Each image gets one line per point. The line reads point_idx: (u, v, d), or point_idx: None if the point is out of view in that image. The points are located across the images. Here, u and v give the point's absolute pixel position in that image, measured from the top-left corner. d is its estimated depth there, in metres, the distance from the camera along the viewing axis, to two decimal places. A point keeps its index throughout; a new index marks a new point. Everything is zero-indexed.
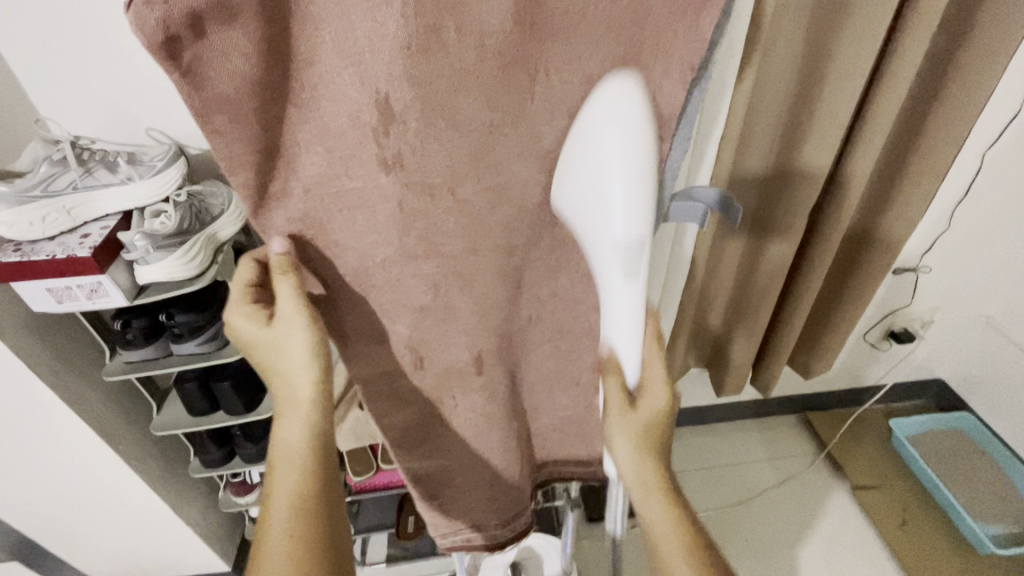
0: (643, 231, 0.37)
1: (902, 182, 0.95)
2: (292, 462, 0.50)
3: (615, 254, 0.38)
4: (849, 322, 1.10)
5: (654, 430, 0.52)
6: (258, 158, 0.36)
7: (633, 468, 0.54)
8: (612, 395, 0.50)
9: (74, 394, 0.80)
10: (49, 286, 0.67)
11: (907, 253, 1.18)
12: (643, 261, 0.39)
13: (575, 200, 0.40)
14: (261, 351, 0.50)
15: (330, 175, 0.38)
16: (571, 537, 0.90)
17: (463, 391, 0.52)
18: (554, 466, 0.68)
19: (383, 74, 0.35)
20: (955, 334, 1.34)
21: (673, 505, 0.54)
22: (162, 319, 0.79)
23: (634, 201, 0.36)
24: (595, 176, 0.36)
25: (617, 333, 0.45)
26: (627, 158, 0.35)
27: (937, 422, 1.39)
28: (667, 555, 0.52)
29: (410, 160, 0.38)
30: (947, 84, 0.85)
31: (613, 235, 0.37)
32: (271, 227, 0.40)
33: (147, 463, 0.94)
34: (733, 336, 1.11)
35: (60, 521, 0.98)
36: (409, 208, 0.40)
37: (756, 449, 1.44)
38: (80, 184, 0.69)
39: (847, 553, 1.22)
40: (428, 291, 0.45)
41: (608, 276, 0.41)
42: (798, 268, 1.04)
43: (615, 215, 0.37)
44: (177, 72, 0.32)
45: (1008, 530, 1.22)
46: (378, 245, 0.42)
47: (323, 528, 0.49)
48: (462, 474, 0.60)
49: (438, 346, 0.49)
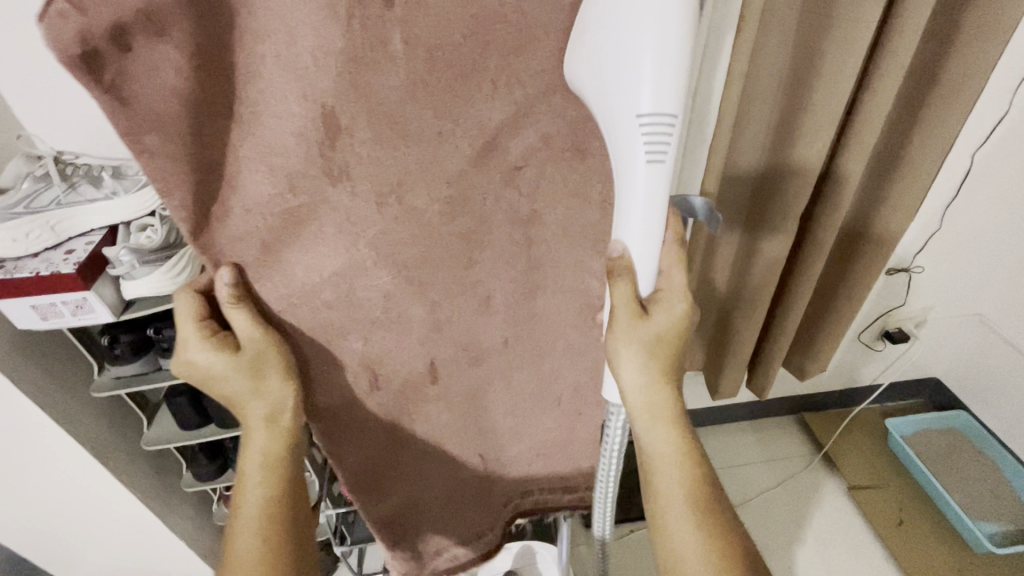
0: (675, 106, 0.36)
1: (891, 184, 0.96)
2: (256, 480, 0.51)
3: (641, 125, 0.37)
4: (842, 324, 1.10)
5: (664, 340, 0.51)
6: (192, 178, 0.36)
7: (640, 391, 0.53)
8: (620, 301, 0.47)
9: (63, 409, 0.80)
10: (33, 303, 0.66)
11: (900, 254, 1.18)
12: (671, 141, 0.38)
13: (592, 75, 0.36)
14: (222, 379, 0.48)
15: (275, 194, 0.38)
16: (566, 545, 0.89)
17: (419, 405, 0.55)
18: (537, 493, 0.70)
19: (328, 88, 0.36)
20: (949, 333, 1.34)
21: (678, 426, 0.55)
22: (150, 334, 0.79)
23: (669, 67, 0.35)
24: (622, 46, 0.34)
25: (628, 229, 0.43)
26: (665, 5, 0.33)
27: (932, 420, 1.39)
28: (662, 473, 0.55)
29: (356, 169, 0.39)
30: (934, 86, 0.86)
31: (641, 109, 0.36)
32: (210, 247, 0.39)
33: (137, 478, 0.93)
34: (725, 340, 1.11)
35: (49, 540, 0.96)
36: (357, 218, 0.41)
37: (754, 451, 1.43)
38: (64, 201, 0.68)
39: (844, 555, 1.22)
40: (381, 303, 0.46)
41: (630, 160, 0.39)
42: (791, 269, 1.04)
43: (645, 85, 0.35)
44: (99, 88, 0.31)
45: (1005, 529, 1.22)
46: (325, 258, 0.42)
47: (288, 539, 0.51)
48: (419, 477, 0.62)
49: (393, 359, 0.50)
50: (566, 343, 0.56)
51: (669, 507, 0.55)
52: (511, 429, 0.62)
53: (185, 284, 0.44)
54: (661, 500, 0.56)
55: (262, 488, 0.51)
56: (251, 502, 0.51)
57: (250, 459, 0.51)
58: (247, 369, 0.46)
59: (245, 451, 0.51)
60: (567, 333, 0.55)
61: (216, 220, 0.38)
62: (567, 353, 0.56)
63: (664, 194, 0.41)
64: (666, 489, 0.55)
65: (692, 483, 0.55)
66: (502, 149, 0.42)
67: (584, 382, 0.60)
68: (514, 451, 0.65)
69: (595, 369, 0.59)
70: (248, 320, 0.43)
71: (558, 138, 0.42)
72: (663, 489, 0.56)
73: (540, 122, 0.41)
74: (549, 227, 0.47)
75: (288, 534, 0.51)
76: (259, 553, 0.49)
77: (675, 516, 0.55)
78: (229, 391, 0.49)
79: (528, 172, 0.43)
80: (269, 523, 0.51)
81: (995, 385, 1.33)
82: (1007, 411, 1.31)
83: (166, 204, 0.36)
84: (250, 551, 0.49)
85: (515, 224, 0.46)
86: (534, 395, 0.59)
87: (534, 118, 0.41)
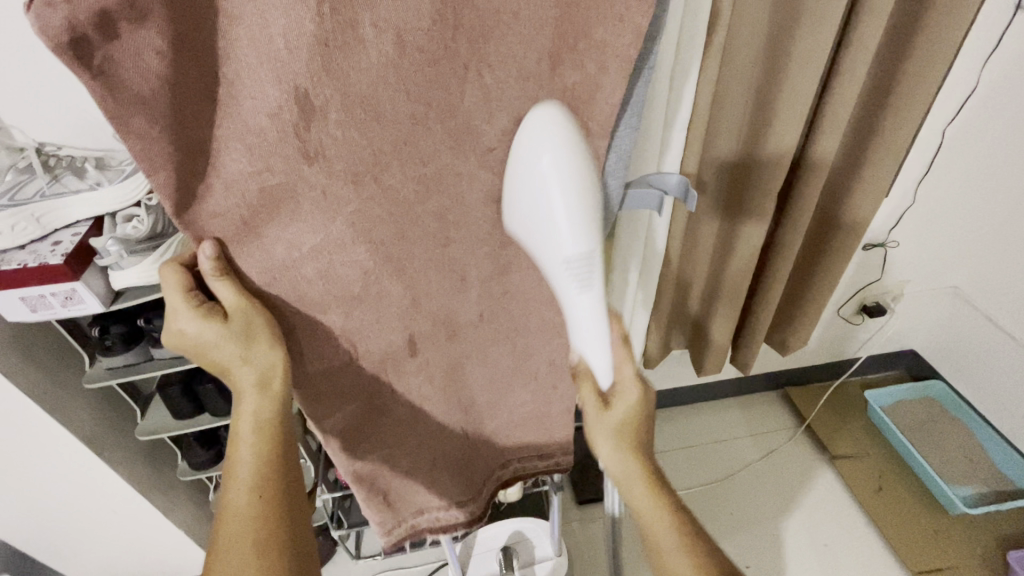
0: (592, 245, 0.43)
1: (865, 162, 0.97)
2: (248, 445, 0.52)
3: (567, 264, 0.43)
4: (818, 298, 1.13)
5: (628, 426, 0.56)
6: (177, 157, 0.36)
7: (615, 462, 0.59)
8: (587, 400, 0.55)
9: (54, 401, 0.80)
10: (22, 294, 0.67)
11: (876, 229, 1.21)
12: (594, 273, 0.44)
13: (529, 227, 0.44)
14: (215, 352, 0.49)
15: (252, 172, 0.39)
16: (557, 517, 0.93)
17: (401, 376, 0.57)
18: (517, 462, 0.72)
19: (301, 71, 0.37)
20: (925, 305, 1.38)
21: (657, 490, 0.59)
22: (140, 325, 0.79)
23: (577, 219, 0.41)
24: (542, 208, 0.41)
25: (584, 344, 0.49)
26: (562, 172, 0.40)
27: (909, 391, 1.44)
28: (654, 528, 0.59)
29: (332, 150, 0.40)
30: (905, 64, 0.88)
31: (566, 252, 0.42)
32: (192, 225, 0.40)
33: (132, 468, 0.94)
34: (710, 316, 1.13)
35: (51, 532, 0.98)
36: (335, 196, 0.42)
37: (738, 426, 1.47)
38: (48, 192, 0.69)
39: (827, 523, 1.26)
40: (360, 278, 0.47)
41: (566, 292, 0.45)
42: (772, 247, 1.06)
43: (563, 235, 0.41)
44: (87, 73, 0.31)
45: (978, 490, 1.27)
46: (304, 233, 0.43)
47: (281, 501, 0.53)
48: (408, 454, 0.64)
49: (372, 333, 0.52)
50: (539, 316, 0.58)
51: (665, 555, 0.58)
52: (494, 405, 0.65)
53: (171, 258, 0.47)
54: (662, 556, 0.58)
55: (254, 452, 0.52)
56: (243, 463, 0.52)
57: (241, 423, 0.52)
58: (233, 340, 0.47)
59: (236, 416, 0.52)
60: (545, 308, 0.57)
61: (196, 204, 0.39)
62: (541, 331, 0.59)
63: (602, 312, 0.46)
64: (657, 538, 0.59)
65: (680, 531, 0.58)
66: (475, 132, 0.44)
67: (561, 357, 0.62)
68: (498, 425, 0.67)
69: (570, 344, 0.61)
70: (231, 291, 0.44)
71: None
72: (660, 546, 0.59)
73: (511, 106, 0.43)
74: None
75: (282, 494, 0.53)
76: (254, 509, 0.51)
77: (675, 565, 0.58)
78: (220, 360, 0.50)
79: (501, 153, 0.45)
80: (261, 485, 0.52)
81: (971, 356, 1.36)
82: (980, 378, 1.36)
83: (150, 182, 0.37)
84: (246, 505, 0.52)
85: (489, 203, 0.48)
86: (516, 371, 0.62)
87: (505, 101, 0.42)
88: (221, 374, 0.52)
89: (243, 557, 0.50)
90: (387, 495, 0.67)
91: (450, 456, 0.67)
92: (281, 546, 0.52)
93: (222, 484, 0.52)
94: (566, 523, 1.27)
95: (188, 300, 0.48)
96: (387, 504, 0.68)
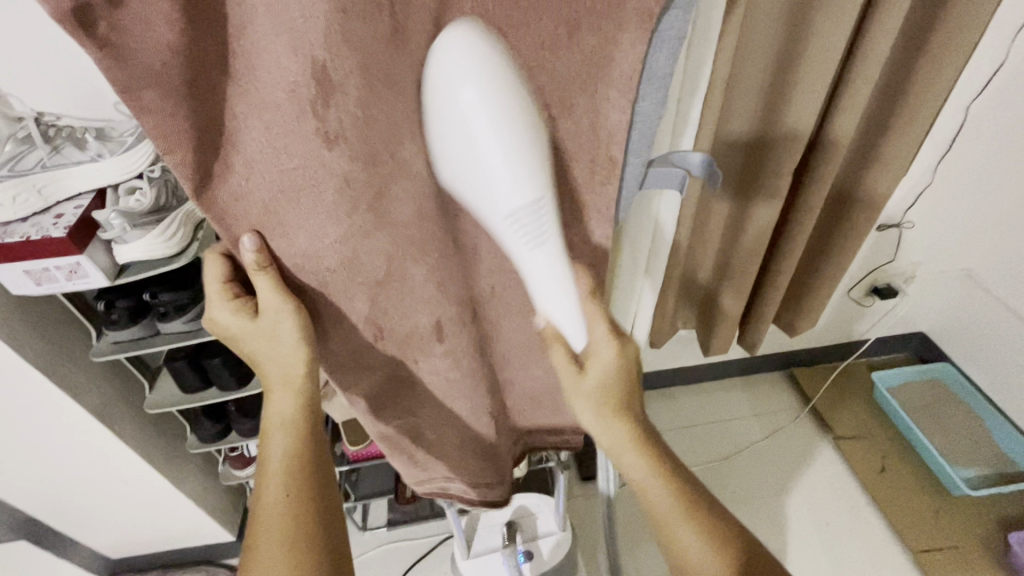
0: (537, 194, 0.40)
1: (886, 139, 0.94)
2: (280, 437, 0.52)
3: (511, 219, 0.41)
4: (830, 280, 1.11)
5: (608, 389, 0.55)
6: (195, 135, 0.36)
7: (598, 430, 0.57)
8: (562, 367, 0.54)
9: (63, 374, 0.80)
10: (27, 268, 0.66)
11: (892, 209, 1.18)
12: (543, 228, 0.42)
13: (463, 182, 0.41)
14: (249, 344, 0.50)
15: (271, 153, 0.38)
16: (563, 494, 0.93)
17: (426, 356, 0.55)
18: (528, 437, 0.74)
19: (318, 43, 0.34)
20: (937, 287, 1.36)
21: (648, 455, 0.57)
22: (146, 299, 0.78)
23: (519, 167, 0.39)
24: (474, 159, 0.38)
25: (549, 303, 0.48)
26: (491, 115, 0.37)
27: (916, 372, 1.43)
28: (652, 496, 0.57)
29: (351, 132, 0.38)
30: (933, 36, 0.84)
31: (510, 206, 0.40)
32: (211, 208, 0.39)
33: (143, 441, 0.95)
34: (719, 296, 1.11)
35: (65, 501, 1.00)
36: (357, 183, 0.40)
37: (743, 405, 1.47)
38: (49, 163, 0.66)
39: (829, 502, 1.27)
40: (384, 266, 0.46)
41: (518, 250, 0.43)
42: (785, 226, 1.04)
43: (504, 190, 0.39)
44: (94, 44, 0.31)
45: (981, 472, 1.28)
46: (327, 224, 0.42)
47: (314, 493, 0.51)
48: (431, 431, 0.64)
49: (398, 316, 0.50)
50: None
51: (668, 523, 0.57)
52: (505, 380, 0.65)
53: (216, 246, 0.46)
54: (668, 524, 0.57)
55: (285, 444, 0.52)
56: (275, 456, 0.52)
57: (271, 418, 0.52)
58: (264, 335, 0.48)
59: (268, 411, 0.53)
60: None
61: (210, 183, 0.38)
62: None
63: (558, 267, 0.45)
64: (657, 506, 0.57)
65: (677, 495, 0.57)
66: None
67: None
68: (509, 400, 0.67)
69: None
70: (271, 286, 0.45)
71: (549, 96, 0.42)
72: (657, 509, 0.57)
73: (532, 79, 0.40)
74: None
75: (312, 487, 0.52)
76: (285, 503, 0.50)
77: (677, 527, 0.56)
78: (253, 352, 0.51)
79: None
80: (293, 478, 0.51)
81: (981, 339, 1.35)
82: (987, 361, 1.35)
83: (168, 164, 0.36)
84: (276, 504, 0.50)
85: None
86: (526, 350, 0.61)
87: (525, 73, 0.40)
88: (254, 368, 0.52)
89: (275, 551, 0.49)
90: (414, 457, 0.68)
91: (476, 439, 0.66)
92: (313, 539, 0.50)
93: (256, 478, 0.52)
94: (570, 498, 1.28)
95: (225, 292, 0.48)
96: (415, 464, 0.69)
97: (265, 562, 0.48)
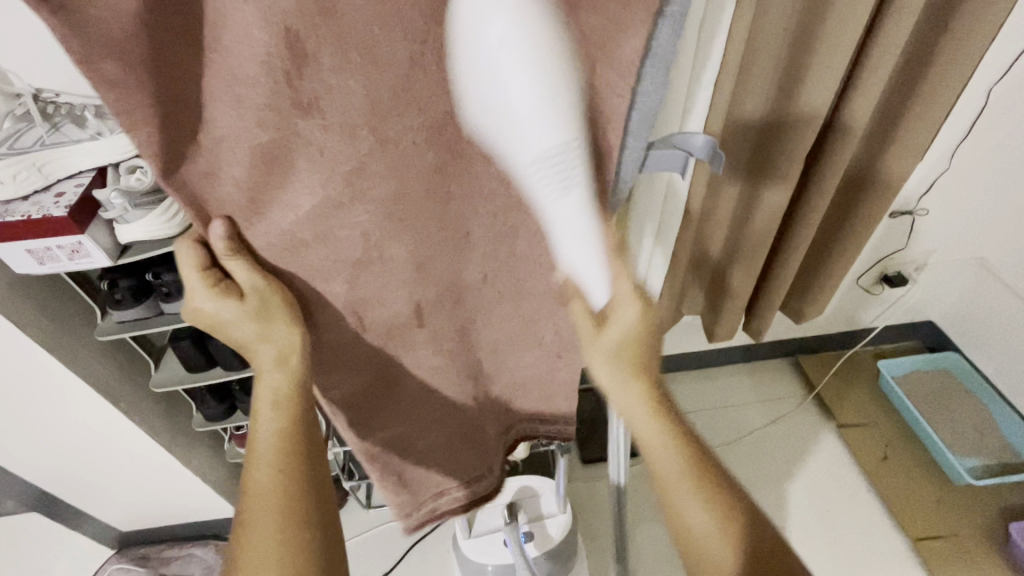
0: (570, 135, 0.37)
1: (903, 122, 0.92)
2: (269, 415, 0.52)
3: (541, 162, 0.37)
4: (839, 267, 1.10)
5: (627, 345, 0.55)
6: (160, 112, 0.35)
7: (614, 384, 0.58)
8: (582, 319, 0.54)
9: (67, 352, 0.81)
10: (28, 247, 0.66)
11: (906, 195, 1.16)
12: (576, 173, 0.39)
13: (489, 117, 0.37)
14: (235, 325, 0.49)
15: (244, 128, 0.37)
16: (564, 477, 0.94)
17: (408, 347, 0.56)
18: (522, 426, 0.72)
19: (287, 9, 0.33)
20: (948, 275, 1.34)
21: (661, 416, 0.58)
22: (150, 279, 0.79)
23: (552, 103, 0.35)
24: (504, 90, 0.34)
25: (572, 257, 0.45)
26: (523, 42, 0.33)
27: (924, 361, 1.42)
28: (657, 456, 0.58)
29: (327, 101, 0.37)
30: (956, 15, 0.81)
31: (539, 148, 0.36)
32: (184, 187, 0.39)
33: (148, 419, 0.96)
34: (725, 283, 1.10)
35: (76, 475, 1.02)
36: (331, 151, 0.40)
37: (747, 391, 1.47)
38: (47, 141, 0.66)
39: (831, 490, 1.27)
40: (361, 241, 0.45)
41: (545, 197, 0.40)
42: (794, 212, 1.02)
43: (535, 127, 0.35)
44: (50, 14, 0.29)
45: (985, 462, 1.27)
46: (301, 193, 0.42)
47: (304, 469, 0.52)
48: (416, 428, 0.65)
49: (375, 300, 0.50)
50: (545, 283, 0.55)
51: (669, 485, 0.58)
52: (501, 366, 0.64)
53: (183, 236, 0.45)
54: (667, 488, 0.58)
55: (275, 423, 0.52)
56: (264, 434, 0.52)
57: (260, 397, 0.51)
58: (250, 316, 0.48)
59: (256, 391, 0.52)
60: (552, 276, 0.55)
61: (186, 159, 0.38)
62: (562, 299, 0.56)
63: (585, 217, 0.42)
64: (662, 466, 0.58)
65: (685, 459, 0.58)
66: None
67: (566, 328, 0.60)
68: (507, 390, 0.67)
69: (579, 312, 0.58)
70: (247, 271, 0.45)
71: None
72: (660, 470, 0.58)
73: None
74: None
75: (303, 463, 0.52)
76: (276, 480, 0.51)
77: (677, 491, 0.57)
78: (238, 334, 0.50)
79: None
80: (283, 455, 0.52)
81: (992, 329, 1.33)
82: (996, 350, 1.33)
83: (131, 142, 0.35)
84: (268, 481, 0.51)
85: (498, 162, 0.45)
86: (523, 337, 0.61)
87: None
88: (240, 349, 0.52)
89: (270, 525, 0.50)
90: (402, 475, 0.69)
91: (459, 434, 0.68)
92: (304, 512, 0.51)
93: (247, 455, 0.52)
94: (571, 481, 1.29)
95: (204, 277, 0.47)
96: (403, 483, 0.70)
97: (259, 536, 0.49)
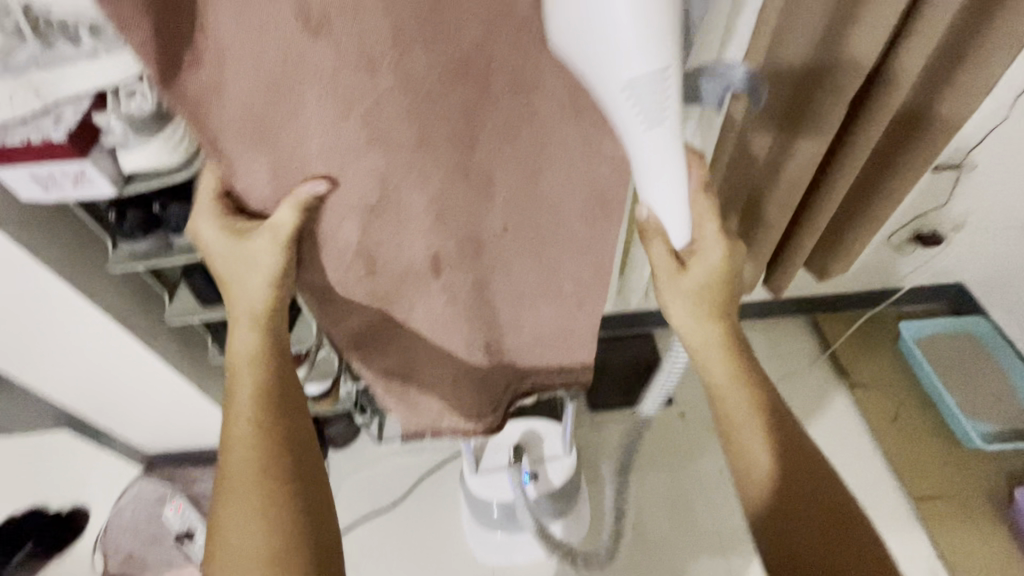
0: (664, 61, 0.36)
1: (963, 68, 0.83)
2: (245, 365, 0.54)
3: (632, 91, 0.37)
4: (873, 224, 1.04)
5: (709, 288, 0.56)
6: (157, 14, 0.35)
7: (691, 328, 0.59)
8: (662, 258, 0.55)
9: (83, 280, 0.81)
10: (31, 172, 0.64)
11: (954, 148, 1.08)
12: (668, 103, 0.39)
13: (576, 45, 0.36)
14: (228, 267, 0.51)
15: (247, 38, 0.37)
16: (571, 422, 0.95)
17: (422, 292, 0.56)
18: (535, 375, 0.71)
19: None
20: (989, 238, 1.27)
21: (734, 360, 0.59)
22: (156, 209, 0.79)
23: (647, 29, 0.34)
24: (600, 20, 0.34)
25: (654, 192, 0.47)
26: None
27: (945, 325, 1.38)
28: (728, 399, 0.59)
29: (336, 20, 0.36)
30: None
31: (633, 75, 0.36)
32: (187, 97, 0.39)
33: (167, 348, 0.99)
34: (751, 236, 1.05)
35: (100, 398, 1.06)
36: (344, 83, 0.38)
37: (761, 349, 1.43)
38: (42, 61, 0.56)
39: (836, 448, 1.27)
40: (376, 186, 0.45)
41: (634, 130, 0.41)
42: (828, 164, 0.95)
43: (629, 55, 0.35)
44: None
45: (996, 427, 1.26)
46: (312, 129, 0.41)
47: (279, 416, 0.54)
48: (426, 366, 0.67)
49: (391, 245, 0.50)
50: (569, 232, 0.52)
51: (738, 429, 0.59)
52: (514, 319, 0.62)
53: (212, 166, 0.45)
54: (735, 432, 0.59)
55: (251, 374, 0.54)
56: (241, 386, 0.54)
57: (236, 349, 0.54)
58: (248, 266, 0.50)
59: (230, 346, 0.55)
60: (573, 226, 0.52)
61: (184, 69, 0.37)
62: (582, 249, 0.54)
63: (673, 148, 0.43)
64: (732, 408, 0.59)
65: (756, 402, 0.59)
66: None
67: (584, 276, 0.57)
68: (517, 343, 0.65)
69: (598, 262, 0.56)
70: (290, 215, 0.45)
71: None
72: (729, 412, 0.59)
73: None
74: (551, 101, 0.42)
75: (277, 409, 0.54)
76: (251, 427, 0.53)
77: (745, 432, 0.58)
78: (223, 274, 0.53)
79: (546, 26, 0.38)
80: (259, 404, 0.54)
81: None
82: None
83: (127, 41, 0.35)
84: (243, 428, 0.53)
85: (519, 95, 0.41)
86: (540, 288, 0.58)
87: None
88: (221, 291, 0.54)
89: (246, 479, 0.52)
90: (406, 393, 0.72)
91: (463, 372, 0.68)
92: (282, 454, 0.53)
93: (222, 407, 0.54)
94: (578, 427, 1.32)
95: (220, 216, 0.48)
96: (406, 401, 0.73)
97: (237, 476, 0.52)
